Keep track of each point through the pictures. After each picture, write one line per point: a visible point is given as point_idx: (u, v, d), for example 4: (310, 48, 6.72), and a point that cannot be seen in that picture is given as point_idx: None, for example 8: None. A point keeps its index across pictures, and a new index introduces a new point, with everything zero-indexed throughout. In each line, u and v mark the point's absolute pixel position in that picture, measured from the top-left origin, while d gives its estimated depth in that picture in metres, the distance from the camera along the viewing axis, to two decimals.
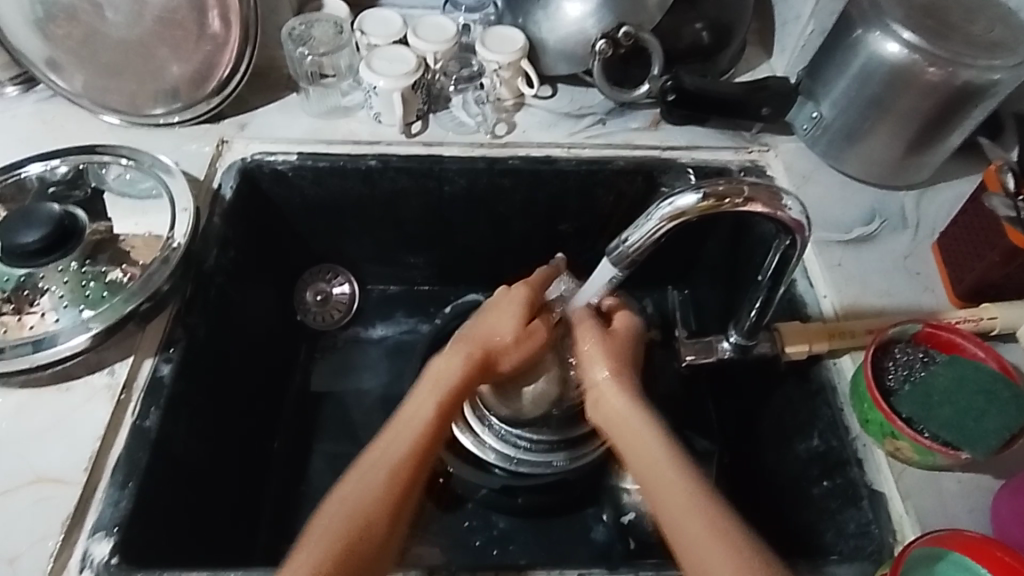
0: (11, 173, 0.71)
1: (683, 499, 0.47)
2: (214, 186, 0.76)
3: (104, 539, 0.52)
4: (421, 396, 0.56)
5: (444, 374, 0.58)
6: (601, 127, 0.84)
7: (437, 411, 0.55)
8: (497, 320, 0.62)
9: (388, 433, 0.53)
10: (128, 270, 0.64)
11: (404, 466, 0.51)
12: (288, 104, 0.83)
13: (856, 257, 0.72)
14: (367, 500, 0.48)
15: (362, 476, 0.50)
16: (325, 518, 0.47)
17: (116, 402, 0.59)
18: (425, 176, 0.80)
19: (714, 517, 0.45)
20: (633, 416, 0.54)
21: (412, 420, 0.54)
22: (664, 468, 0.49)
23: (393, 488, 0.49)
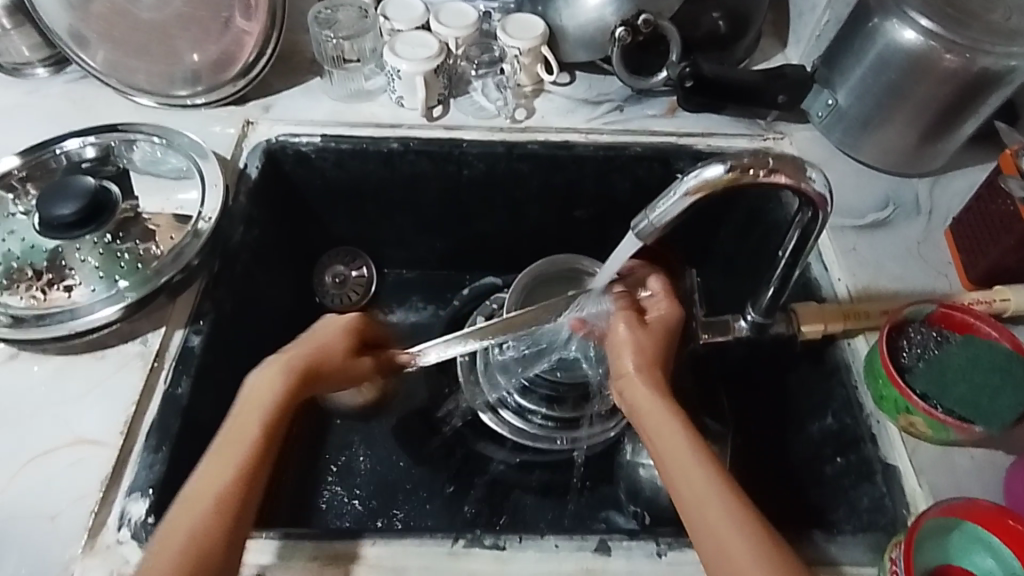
0: (49, 148, 0.73)
1: (705, 495, 0.46)
2: (240, 165, 0.77)
3: (140, 499, 0.54)
4: (245, 417, 0.52)
5: (267, 391, 0.53)
6: (619, 114, 0.85)
7: (259, 437, 0.51)
8: (329, 340, 0.60)
9: (211, 459, 0.49)
10: (160, 244, 0.66)
11: (230, 490, 0.47)
12: (312, 87, 0.84)
13: (871, 241, 0.73)
14: (192, 526, 0.45)
15: (187, 505, 0.46)
16: (161, 546, 0.45)
17: (148, 370, 0.60)
18: (445, 159, 0.82)
19: (737, 514, 0.45)
20: (655, 404, 0.52)
21: (240, 442, 0.50)
22: (686, 461, 0.48)
23: (223, 510, 0.46)
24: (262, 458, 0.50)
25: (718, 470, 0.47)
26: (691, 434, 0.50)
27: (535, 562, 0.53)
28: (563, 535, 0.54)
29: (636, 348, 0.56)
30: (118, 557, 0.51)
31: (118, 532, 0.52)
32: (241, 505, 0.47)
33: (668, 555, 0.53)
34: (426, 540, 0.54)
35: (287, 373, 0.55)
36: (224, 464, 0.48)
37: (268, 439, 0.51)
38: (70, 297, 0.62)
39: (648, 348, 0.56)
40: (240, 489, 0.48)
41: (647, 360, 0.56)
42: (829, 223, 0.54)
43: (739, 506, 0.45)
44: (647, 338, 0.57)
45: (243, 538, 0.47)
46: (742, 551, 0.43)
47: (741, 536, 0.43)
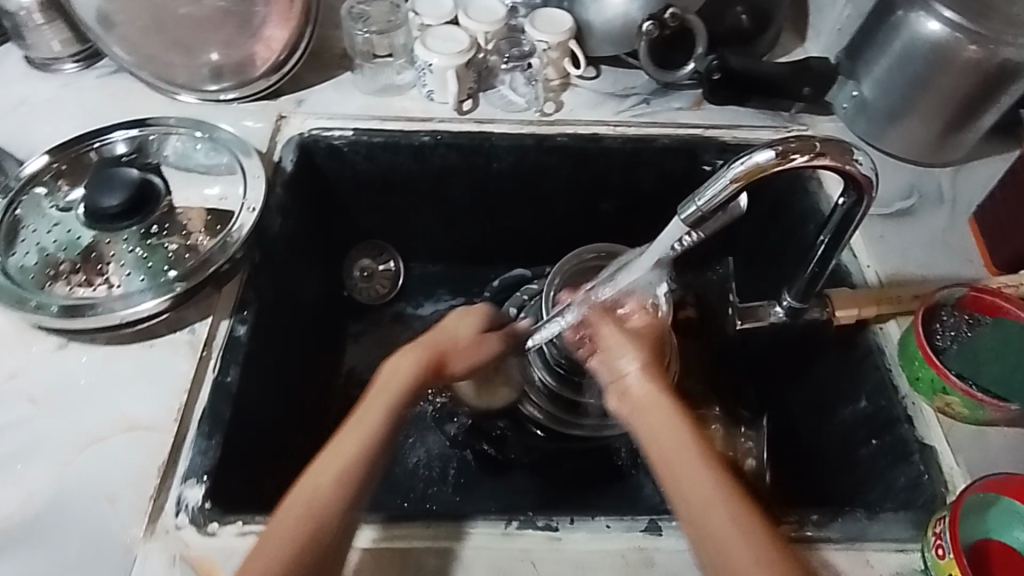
0: (99, 137, 0.74)
1: (710, 499, 0.44)
2: (275, 158, 0.78)
3: (197, 485, 0.54)
4: (373, 403, 0.52)
5: (397, 378, 0.54)
6: (645, 106, 0.86)
7: (382, 423, 0.50)
8: (456, 329, 0.61)
9: (334, 443, 0.49)
10: (201, 237, 0.66)
11: (356, 461, 0.48)
12: (342, 82, 0.85)
13: (897, 229, 0.75)
14: (308, 503, 0.45)
15: (315, 472, 0.47)
16: (291, 505, 0.46)
17: (197, 359, 0.61)
18: (475, 153, 0.83)
19: (744, 519, 0.44)
20: (657, 403, 0.50)
21: (360, 427, 0.50)
22: (691, 464, 0.46)
23: (347, 481, 0.47)
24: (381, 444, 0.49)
25: (724, 473, 0.46)
26: (696, 435, 0.48)
27: (588, 542, 0.54)
28: (614, 516, 0.55)
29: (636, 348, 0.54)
30: (178, 540, 0.52)
31: (177, 517, 0.53)
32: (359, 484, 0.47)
33: None
34: (480, 521, 0.55)
35: (417, 364, 0.55)
36: (347, 446, 0.48)
37: (391, 426, 0.51)
38: (116, 288, 0.62)
39: (639, 346, 0.55)
40: (366, 467, 0.48)
41: (645, 359, 0.54)
42: (872, 207, 0.55)
43: (744, 509, 0.44)
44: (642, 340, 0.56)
45: (357, 513, 0.47)
46: (747, 556, 0.42)
47: (747, 540, 0.43)
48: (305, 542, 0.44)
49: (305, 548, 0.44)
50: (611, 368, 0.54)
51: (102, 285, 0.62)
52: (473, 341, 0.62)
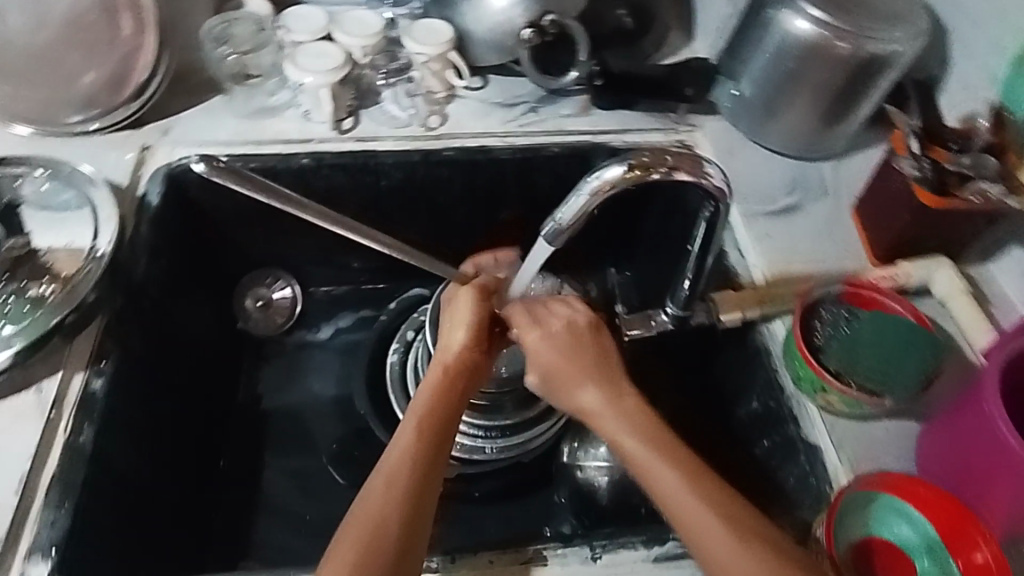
0: None
1: (682, 491, 0.49)
2: (139, 194, 0.73)
3: (43, 561, 0.51)
4: (418, 415, 0.55)
5: (426, 390, 0.57)
6: (534, 115, 0.84)
7: (424, 434, 0.53)
8: (449, 320, 0.63)
9: (386, 455, 0.52)
10: (53, 283, 0.62)
11: (409, 465, 0.51)
12: (213, 106, 0.81)
13: (782, 225, 0.75)
14: (375, 516, 0.49)
15: (368, 490, 0.50)
16: (351, 525, 0.48)
17: (45, 422, 0.57)
18: (361, 172, 0.80)
19: (713, 501, 0.49)
20: (616, 409, 0.55)
21: (407, 442, 0.53)
22: (652, 453, 0.52)
23: (398, 490, 0.50)
24: (434, 450, 0.53)
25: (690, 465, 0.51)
26: (656, 429, 0.54)
27: None
28: (498, 550, 0.54)
29: (576, 360, 0.58)
30: None
31: None
32: (423, 479, 0.51)
33: (603, 558, 0.53)
34: None
35: (440, 377, 0.58)
36: (401, 454, 0.52)
37: (438, 429, 0.54)
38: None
39: (585, 351, 0.58)
40: (424, 467, 0.51)
41: (595, 376, 0.57)
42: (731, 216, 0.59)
43: (716, 500, 0.49)
44: (580, 352, 0.59)
45: (422, 511, 0.50)
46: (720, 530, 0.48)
47: (719, 518, 0.48)
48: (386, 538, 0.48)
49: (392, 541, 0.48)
50: (565, 370, 0.58)
51: None
52: (471, 330, 0.62)
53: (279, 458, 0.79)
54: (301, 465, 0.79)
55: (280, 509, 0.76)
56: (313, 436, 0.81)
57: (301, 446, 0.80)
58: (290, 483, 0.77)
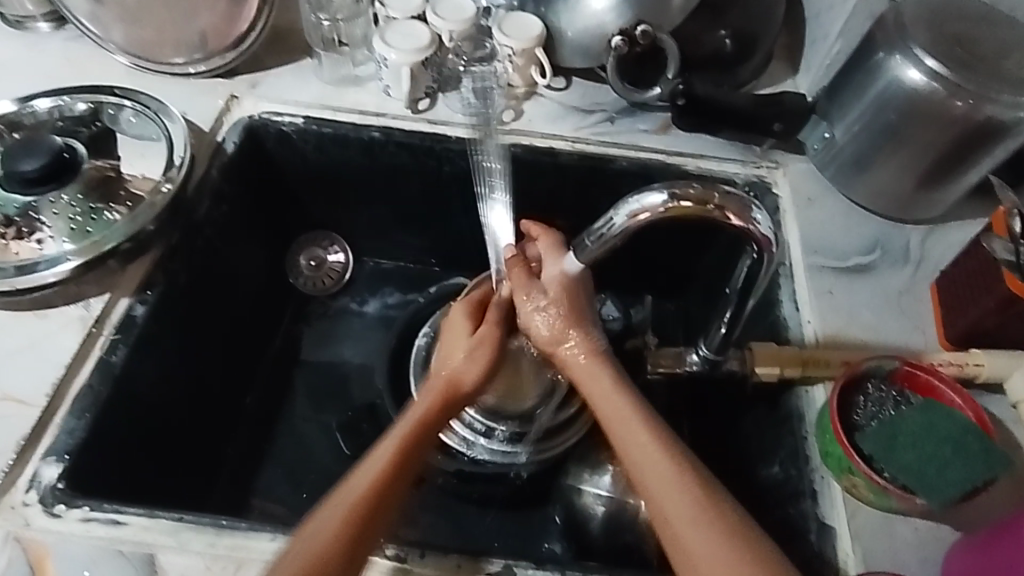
0: (24, 105, 0.73)
1: (655, 467, 0.47)
2: (217, 139, 0.77)
3: (55, 463, 0.55)
4: (396, 433, 0.53)
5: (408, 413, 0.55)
6: (609, 125, 0.82)
7: (399, 450, 0.51)
8: (449, 342, 0.59)
9: (353, 476, 0.50)
10: (116, 209, 0.66)
11: (365, 496, 0.48)
12: (302, 67, 0.84)
13: (848, 285, 0.69)
14: (320, 547, 0.45)
15: (322, 514, 0.47)
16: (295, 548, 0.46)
17: (86, 335, 0.61)
18: (427, 154, 0.80)
19: (703, 511, 0.44)
20: (591, 367, 0.54)
21: (376, 462, 0.50)
22: (669, 478, 0.46)
23: (348, 521, 0.47)
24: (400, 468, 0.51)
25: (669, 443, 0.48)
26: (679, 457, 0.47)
27: None
28: (468, 555, 0.53)
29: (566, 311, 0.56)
30: (21, 519, 0.52)
31: (27, 493, 0.53)
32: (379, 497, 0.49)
33: None
34: None
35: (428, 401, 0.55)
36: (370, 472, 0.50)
37: (414, 443, 0.52)
38: (39, 250, 0.63)
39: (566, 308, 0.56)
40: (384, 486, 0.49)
41: (573, 325, 0.55)
42: (773, 267, 0.56)
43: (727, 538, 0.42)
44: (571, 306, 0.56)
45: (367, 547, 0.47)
46: (711, 546, 0.42)
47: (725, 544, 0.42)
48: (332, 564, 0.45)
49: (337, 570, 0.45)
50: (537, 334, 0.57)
51: (32, 249, 0.63)
52: (480, 333, 0.58)
53: (298, 414, 0.82)
54: (315, 425, 0.81)
55: (287, 463, 0.78)
56: (332, 401, 0.83)
57: (319, 407, 0.82)
58: (302, 439, 0.80)
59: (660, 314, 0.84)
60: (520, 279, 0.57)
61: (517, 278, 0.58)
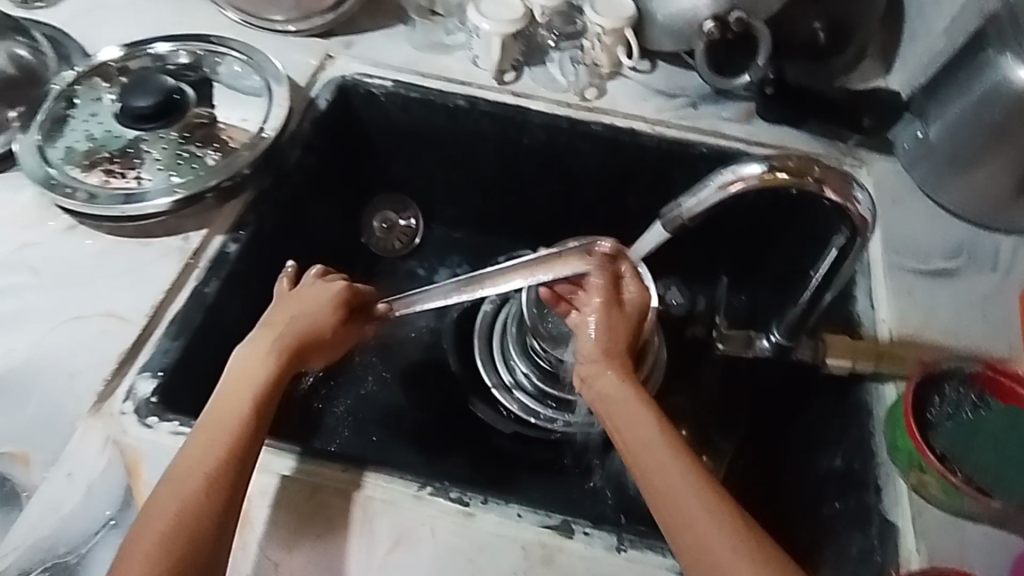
0: (141, 48, 0.79)
1: (673, 474, 0.46)
2: (311, 95, 0.80)
3: (150, 379, 0.58)
4: (233, 395, 0.52)
5: (256, 372, 0.54)
6: (692, 110, 0.81)
7: (253, 407, 0.51)
8: (314, 315, 0.60)
9: (196, 442, 0.49)
10: (216, 151, 0.70)
11: (220, 464, 0.48)
12: (395, 32, 0.86)
13: (929, 287, 0.68)
14: (173, 515, 0.45)
15: (174, 484, 0.47)
16: (149, 521, 0.45)
17: (183, 265, 0.65)
18: (508, 123, 0.81)
19: (739, 543, 0.43)
20: (622, 392, 0.52)
21: (230, 418, 0.50)
22: (690, 487, 0.46)
23: (207, 492, 0.47)
24: (255, 429, 0.51)
25: (690, 453, 0.48)
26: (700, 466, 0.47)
27: (496, 523, 0.53)
28: (528, 507, 0.54)
29: (604, 336, 0.55)
30: (119, 426, 0.56)
31: (124, 403, 0.57)
32: (241, 460, 0.49)
33: (627, 552, 0.52)
34: (398, 477, 0.54)
35: (275, 357, 0.55)
36: (221, 433, 0.49)
37: (267, 397, 0.53)
38: (146, 182, 0.67)
39: (612, 334, 0.56)
40: (243, 444, 0.49)
41: (611, 354, 0.55)
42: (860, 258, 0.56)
43: (756, 546, 0.43)
44: (613, 328, 0.56)
45: (231, 514, 0.47)
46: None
47: (747, 550, 0.43)
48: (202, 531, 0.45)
49: (212, 531, 0.45)
50: (585, 355, 0.55)
51: (139, 180, 0.67)
52: (336, 317, 0.62)
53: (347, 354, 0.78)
54: None
55: None
56: None
57: None
58: None
59: (733, 302, 0.82)
60: (599, 288, 0.57)
61: (597, 287, 0.57)
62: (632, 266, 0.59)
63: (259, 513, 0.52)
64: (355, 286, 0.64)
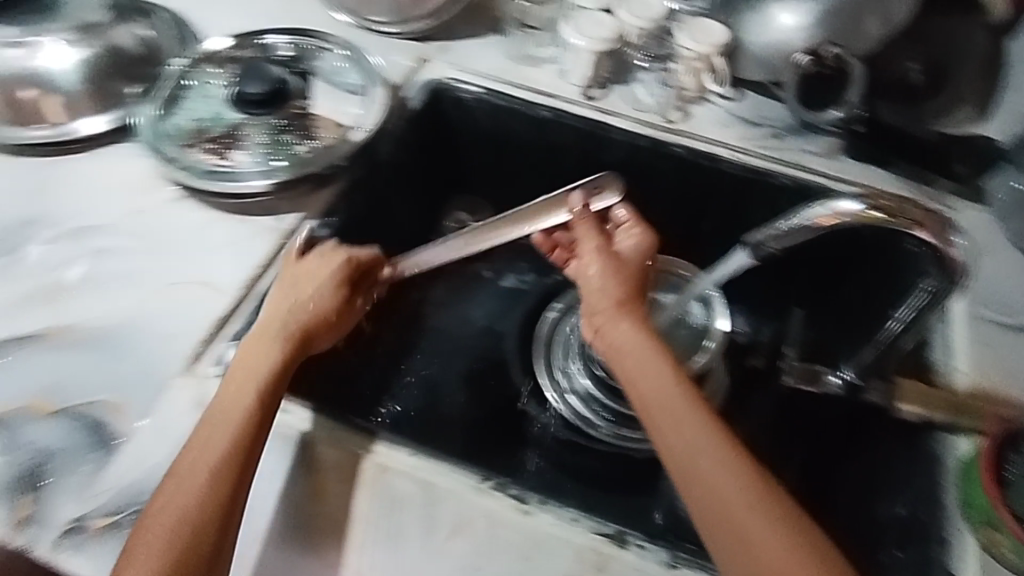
0: (258, 38, 0.84)
1: (690, 432, 0.51)
2: (404, 95, 0.83)
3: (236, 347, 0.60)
4: (238, 387, 0.54)
5: (260, 363, 0.55)
6: (777, 141, 0.82)
7: (257, 399, 0.53)
8: (315, 299, 0.61)
9: (205, 434, 0.51)
10: (315, 142, 0.75)
11: (230, 456, 0.50)
12: (490, 42, 0.89)
13: (1012, 342, 0.66)
14: (183, 506, 0.48)
15: (185, 475, 0.50)
16: (160, 514, 0.48)
17: (276, 244, 0.69)
18: (589, 138, 0.82)
19: (752, 497, 0.48)
20: (638, 345, 0.56)
21: (235, 413, 0.52)
22: (706, 445, 0.50)
23: (214, 484, 0.49)
24: (258, 424, 0.52)
25: (705, 410, 0.52)
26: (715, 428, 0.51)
27: (550, 525, 0.54)
28: (584, 512, 0.55)
29: (613, 280, 0.60)
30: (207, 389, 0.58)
31: (212, 368, 0.59)
32: (246, 454, 0.51)
33: (680, 569, 0.53)
34: (460, 468, 0.56)
35: (279, 345, 0.57)
36: (221, 439, 0.51)
37: (271, 387, 0.54)
38: (246, 163, 0.72)
39: (612, 287, 0.60)
40: (247, 447, 0.51)
41: (625, 299, 0.59)
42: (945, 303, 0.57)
43: (767, 501, 0.48)
44: (618, 272, 0.61)
45: (238, 502, 0.50)
46: (765, 526, 0.47)
47: (760, 504, 0.47)
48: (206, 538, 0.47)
49: (217, 523, 0.48)
50: (595, 307, 0.60)
51: (241, 161, 0.72)
52: (337, 298, 0.62)
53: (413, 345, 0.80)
54: None
55: None
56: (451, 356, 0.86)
57: None
58: None
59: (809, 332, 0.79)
60: (593, 237, 0.62)
61: (591, 236, 0.62)
62: (631, 216, 0.65)
63: (333, 485, 0.55)
64: (355, 256, 0.64)
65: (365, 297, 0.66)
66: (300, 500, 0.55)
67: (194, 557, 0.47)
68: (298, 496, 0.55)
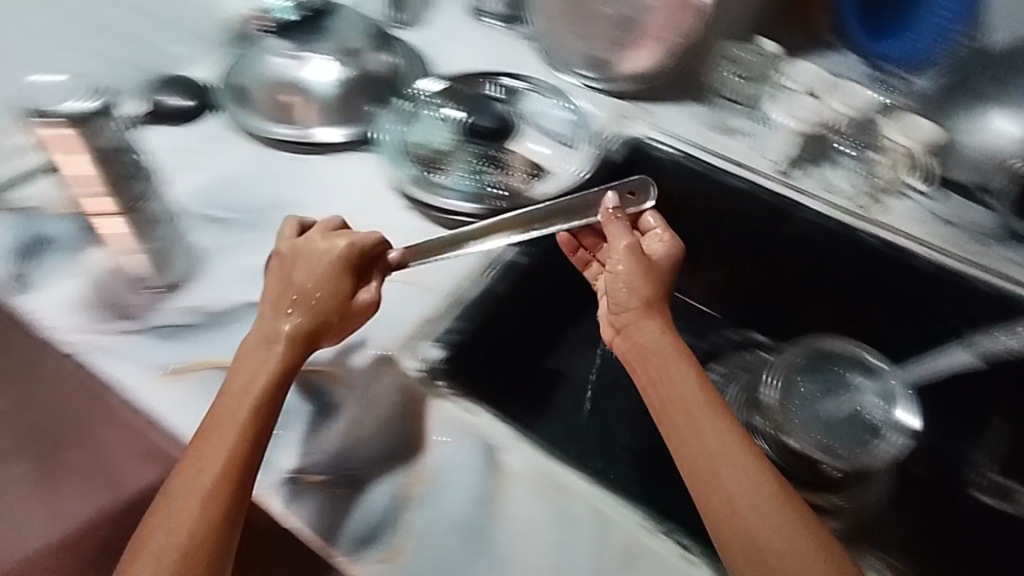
0: (494, 77, 0.96)
1: (708, 437, 0.51)
2: (602, 148, 0.88)
3: (435, 347, 0.68)
4: (240, 385, 0.56)
5: (261, 363, 0.57)
6: (981, 246, 0.80)
7: (259, 396, 0.55)
8: (314, 295, 0.60)
9: (210, 435, 0.53)
10: (511, 178, 0.85)
11: (236, 457, 0.52)
12: (692, 109, 0.94)
13: None
14: (189, 506, 0.50)
15: (192, 477, 0.51)
16: (166, 518, 0.50)
17: (480, 262, 0.75)
18: (778, 213, 0.83)
19: (769, 506, 0.48)
20: (662, 349, 0.57)
21: (235, 415, 0.54)
22: (721, 452, 0.51)
23: (221, 485, 0.51)
24: (261, 417, 0.54)
25: (724, 420, 0.53)
26: (731, 440, 0.51)
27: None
28: None
29: (642, 280, 0.61)
30: (411, 378, 0.64)
31: (417, 363, 0.66)
32: (252, 450, 0.53)
33: None
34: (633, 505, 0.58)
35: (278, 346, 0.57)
36: (222, 442, 0.53)
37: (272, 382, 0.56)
38: (451, 182, 0.82)
39: (641, 289, 0.61)
40: (249, 445, 0.53)
41: (647, 306, 0.60)
42: None
43: (783, 509, 0.48)
44: (644, 272, 0.62)
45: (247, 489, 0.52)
46: (779, 532, 0.47)
47: (778, 511, 0.48)
48: (213, 544, 0.49)
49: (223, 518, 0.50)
50: (619, 310, 0.61)
51: (445, 179, 0.83)
52: (345, 294, 0.61)
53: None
54: None
55: None
56: None
57: None
58: None
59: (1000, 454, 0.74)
60: (623, 235, 0.64)
61: (624, 236, 0.64)
62: (663, 222, 0.67)
63: (514, 490, 0.58)
64: (355, 245, 0.62)
65: (378, 282, 0.64)
66: (480, 501, 0.57)
67: (203, 555, 0.49)
68: (481, 491, 0.58)
